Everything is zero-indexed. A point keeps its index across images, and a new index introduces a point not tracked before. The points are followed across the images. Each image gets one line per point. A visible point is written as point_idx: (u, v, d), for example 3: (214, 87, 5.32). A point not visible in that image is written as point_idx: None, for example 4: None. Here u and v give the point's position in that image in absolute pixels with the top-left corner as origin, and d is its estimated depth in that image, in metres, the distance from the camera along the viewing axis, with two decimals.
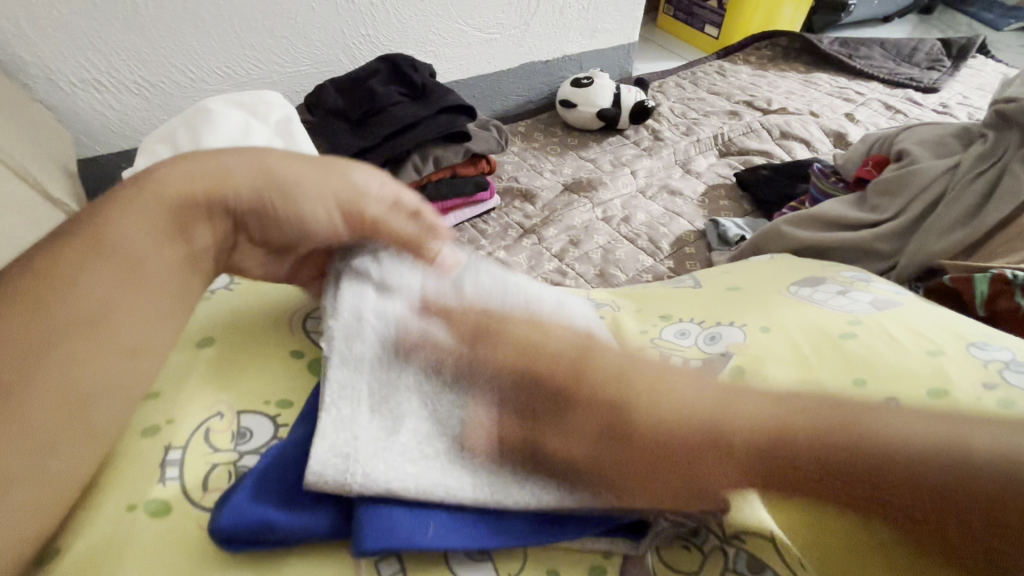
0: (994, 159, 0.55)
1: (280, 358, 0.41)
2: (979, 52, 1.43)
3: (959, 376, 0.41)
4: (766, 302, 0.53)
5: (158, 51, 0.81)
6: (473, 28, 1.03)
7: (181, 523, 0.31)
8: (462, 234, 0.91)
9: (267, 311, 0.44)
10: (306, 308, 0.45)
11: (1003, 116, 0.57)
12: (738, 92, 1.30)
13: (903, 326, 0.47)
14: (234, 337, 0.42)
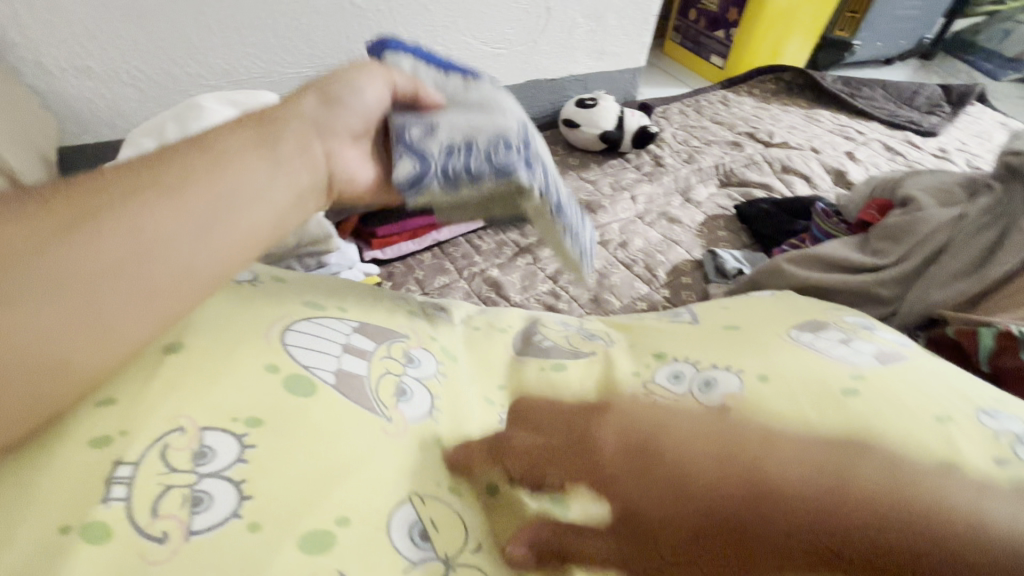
0: (1000, 213, 0.54)
1: (251, 368, 0.36)
2: (977, 100, 1.46)
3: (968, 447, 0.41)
4: (767, 346, 0.53)
5: (155, 44, 0.78)
6: (480, 41, 1.02)
7: (122, 555, 0.27)
8: (455, 248, 0.90)
9: (245, 317, 0.40)
10: (286, 321, 0.41)
11: (1012, 169, 0.56)
12: (740, 123, 1.31)
13: (908, 380, 0.47)
14: (202, 342, 0.37)
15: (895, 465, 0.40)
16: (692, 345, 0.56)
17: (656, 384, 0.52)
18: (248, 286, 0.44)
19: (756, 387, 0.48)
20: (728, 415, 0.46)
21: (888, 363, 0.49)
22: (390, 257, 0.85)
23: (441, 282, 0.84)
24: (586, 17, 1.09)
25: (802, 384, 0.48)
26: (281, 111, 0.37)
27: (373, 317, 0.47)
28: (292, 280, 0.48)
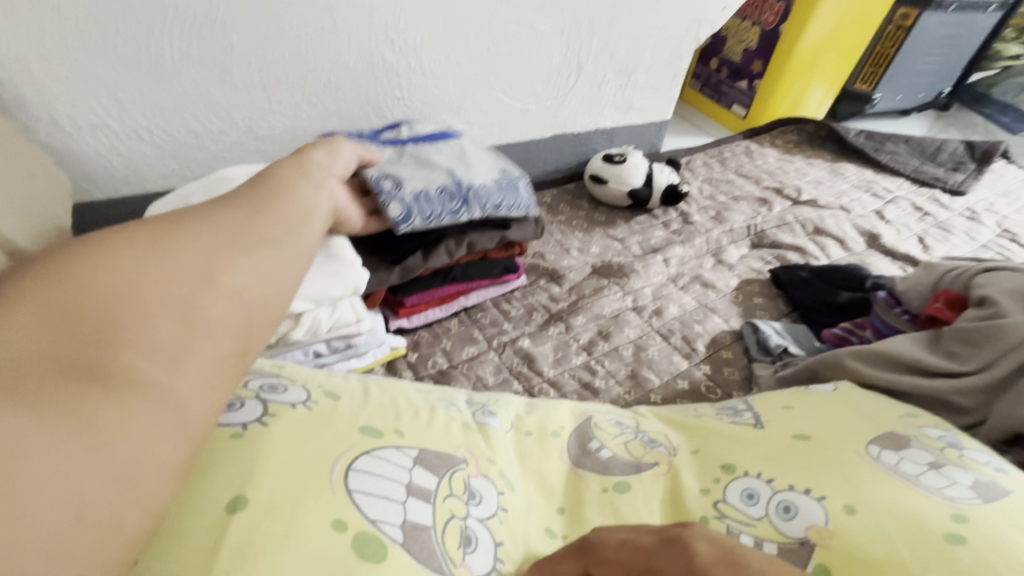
0: None
1: (317, 528, 0.33)
2: (1001, 157, 1.44)
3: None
4: (848, 469, 0.48)
5: (178, 102, 0.75)
6: (510, 97, 0.99)
7: None
8: (483, 314, 0.85)
9: (308, 456, 0.37)
10: (349, 458, 0.38)
11: None
12: (766, 177, 1.28)
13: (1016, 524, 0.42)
14: (269, 499, 0.33)
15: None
16: (768, 463, 0.50)
17: (728, 505, 0.47)
18: (307, 414, 0.40)
19: (842, 522, 0.44)
20: (814, 556, 0.42)
21: (990, 501, 0.45)
22: (416, 325, 0.79)
23: (470, 353, 0.79)
24: (617, 73, 1.07)
25: (898, 525, 0.43)
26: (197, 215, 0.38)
27: (430, 438, 0.43)
28: (346, 397, 0.44)
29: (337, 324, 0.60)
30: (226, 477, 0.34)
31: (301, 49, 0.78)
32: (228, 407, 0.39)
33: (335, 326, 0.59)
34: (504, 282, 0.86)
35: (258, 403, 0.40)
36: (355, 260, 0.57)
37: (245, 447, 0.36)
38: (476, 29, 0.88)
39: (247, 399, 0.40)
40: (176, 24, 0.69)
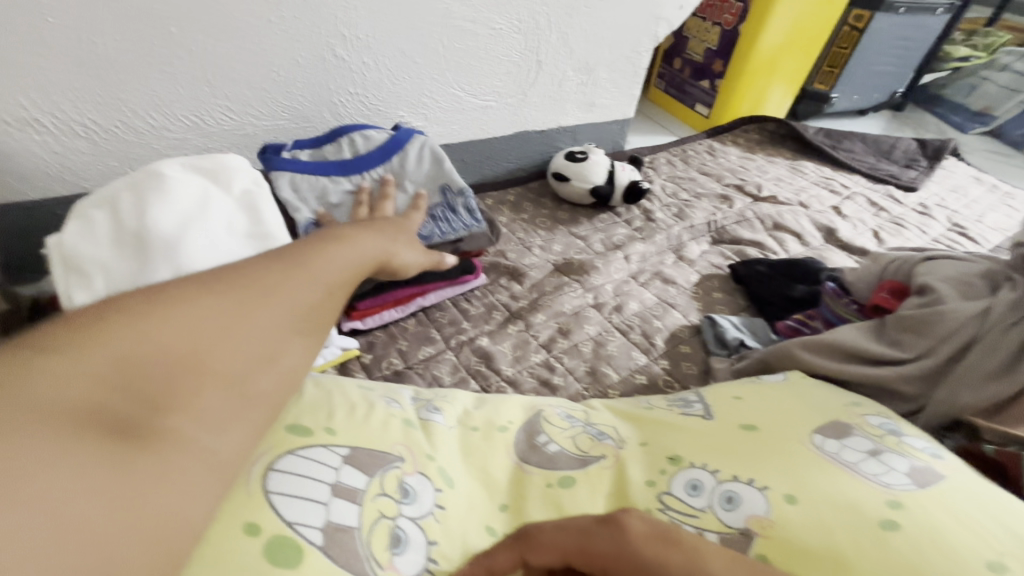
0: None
1: (230, 534, 0.33)
2: (951, 154, 1.49)
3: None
4: (793, 458, 0.48)
5: (115, 96, 0.72)
6: (469, 94, 0.98)
7: None
8: (441, 313, 0.83)
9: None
10: (269, 460, 0.37)
11: None
12: (728, 175, 1.29)
13: (948, 508, 0.43)
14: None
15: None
16: (712, 451, 0.50)
17: (672, 496, 0.47)
18: None
19: (784, 512, 0.44)
20: (756, 546, 0.43)
21: (925, 486, 0.45)
22: (371, 326, 0.77)
23: (426, 353, 0.77)
24: (576, 71, 1.07)
25: (837, 511, 0.43)
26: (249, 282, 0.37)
27: (364, 438, 0.42)
28: None
29: None
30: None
31: (245, 42, 0.76)
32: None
33: None
34: (463, 281, 0.85)
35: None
36: None
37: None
38: (430, 24, 0.86)
39: None
40: (108, 13, 0.66)
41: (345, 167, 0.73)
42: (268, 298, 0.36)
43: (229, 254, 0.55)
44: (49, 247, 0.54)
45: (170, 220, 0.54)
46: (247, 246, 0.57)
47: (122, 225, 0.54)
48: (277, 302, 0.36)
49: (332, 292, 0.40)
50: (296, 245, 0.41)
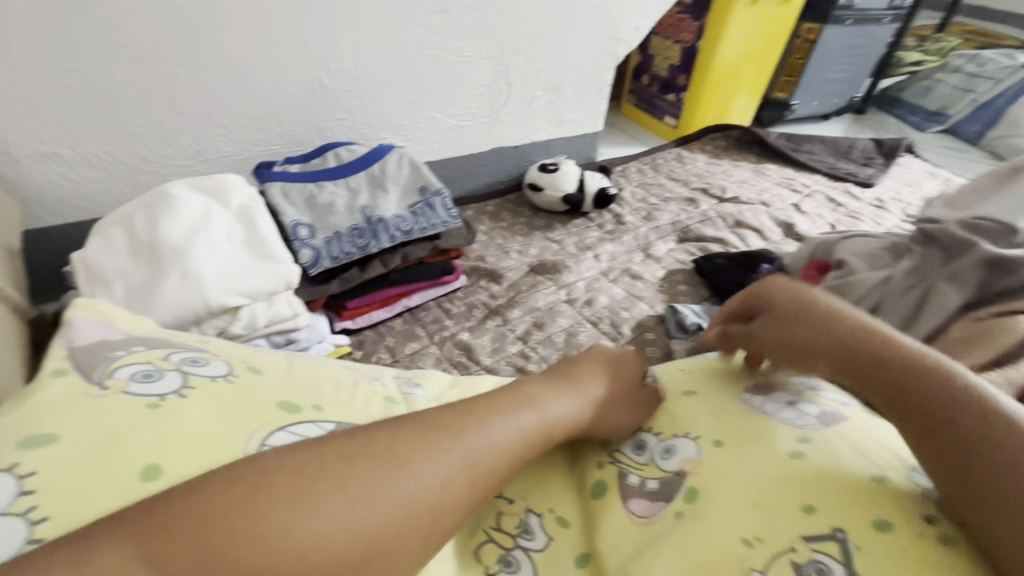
0: (922, 276, 0.61)
1: None
2: (906, 152, 1.59)
3: (906, 506, 0.40)
4: (720, 410, 0.51)
5: (127, 130, 0.81)
6: (446, 115, 1.08)
7: None
8: (426, 312, 0.90)
9: (225, 427, 0.39)
10: (264, 434, 0.41)
11: (929, 236, 0.63)
12: (694, 179, 1.38)
13: (855, 440, 0.46)
14: (185, 468, 0.36)
15: (835, 531, 0.39)
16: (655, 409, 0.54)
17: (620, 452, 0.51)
18: (223, 387, 0.43)
19: (710, 452, 0.47)
20: (686, 483, 0.45)
21: (831, 425, 0.47)
22: (361, 326, 0.85)
23: (412, 347, 0.84)
24: (545, 90, 1.17)
25: (755, 446, 0.46)
26: (451, 426, 0.38)
27: (344, 411, 0.47)
28: (265, 372, 0.48)
29: (274, 320, 0.66)
30: (141, 443, 0.36)
31: (242, 77, 0.85)
32: (148, 377, 0.41)
33: (272, 320, 0.66)
34: (444, 283, 0.93)
35: (177, 374, 0.42)
36: (288, 258, 0.67)
37: (159, 416, 0.38)
38: (406, 54, 0.96)
39: (168, 370, 0.42)
40: (120, 58, 0.76)
41: (330, 175, 0.83)
42: (415, 465, 0.35)
43: (231, 258, 0.64)
44: (75, 260, 0.63)
45: (178, 231, 0.62)
46: (246, 251, 0.65)
47: (138, 237, 0.62)
48: (429, 463, 0.35)
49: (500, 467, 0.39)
50: (478, 401, 0.42)
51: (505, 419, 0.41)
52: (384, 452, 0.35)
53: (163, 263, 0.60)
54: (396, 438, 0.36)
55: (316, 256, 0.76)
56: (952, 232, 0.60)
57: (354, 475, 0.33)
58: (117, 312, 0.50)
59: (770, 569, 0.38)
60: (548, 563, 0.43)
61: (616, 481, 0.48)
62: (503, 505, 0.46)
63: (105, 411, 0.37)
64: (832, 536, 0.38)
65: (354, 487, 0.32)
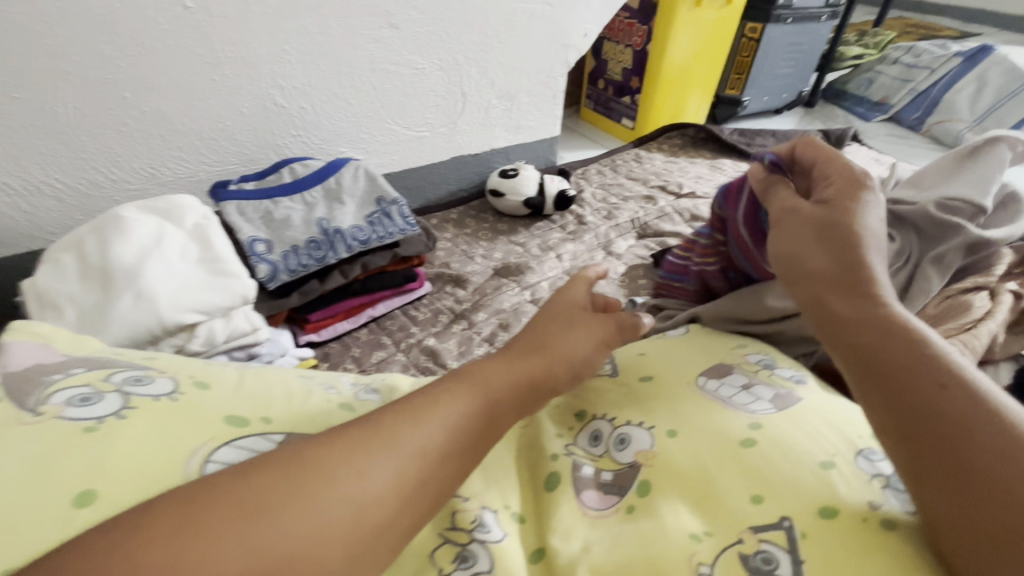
0: (906, 257, 0.64)
1: None
2: (853, 141, 1.66)
3: (844, 489, 0.42)
4: (674, 398, 0.53)
5: (77, 156, 0.81)
6: (403, 127, 1.09)
7: None
8: (392, 321, 0.91)
9: (167, 447, 0.40)
10: (209, 449, 0.42)
11: (900, 217, 0.66)
12: (653, 177, 1.42)
13: (800, 423, 0.48)
14: (122, 490, 0.37)
15: (782, 520, 0.41)
16: (609, 398, 0.56)
17: (577, 446, 0.52)
18: (169, 404, 0.44)
19: (665, 444, 0.48)
20: (640, 475, 0.47)
21: (783, 408, 0.50)
22: (326, 338, 0.85)
23: (379, 356, 0.85)
24: (500, 98, 1.20)
25: (706, 435, 0.48)
26: (377, 430, 0.37)
27: (296, 423, 0.48)
28: (215, 387, 0.48)
29: (233, 335, 0.67)
30: (78, 466, 0.37)
31: (193, 100, 0.86)
32: (86, 401, 0.42)
33: (231, 336, 0.66)
34: (408, 290, 0.94)
35: (118, 396, 0.43)
36: (244, 273, 0.68)
37: (99, 438, 0.39)
38: (359, 69, 0.98)
39: (107, 392, 0.43)
40: (67, 86, 0.76)
41: (285, 189, 0.85)
42: (336, 469, 0.34)
43: (185, 278, 0.64)
44: (25, 289, 0.62)
45: (130, 253, 0.62)
46: (199, 269, 0.66)
47: (88, 262, 0.62)
48: (357, 461, 0.35)
49: (439, 458, 0.38)
50: (416, 396, 0.41)
51: (438, 413, 0.39)
52: (303, 462, 0.34)
53: (114, 286, 0.60)
54: (317, 448, 0.36)
55: (274, 271, 0.77)
56: (929, 215, 0.63)
57: (277, 494, 0.32)
58: (57, 333, 0.50)
59: (718, 561, 0.39)
60: (506, 554, 0.43)
61: (571, 471, 0.49)
62: (460, 503, 0.45)
63: (42, 435, 0.38)
64: (780, 525, 0.40)
65: (270, 501, 0.32)
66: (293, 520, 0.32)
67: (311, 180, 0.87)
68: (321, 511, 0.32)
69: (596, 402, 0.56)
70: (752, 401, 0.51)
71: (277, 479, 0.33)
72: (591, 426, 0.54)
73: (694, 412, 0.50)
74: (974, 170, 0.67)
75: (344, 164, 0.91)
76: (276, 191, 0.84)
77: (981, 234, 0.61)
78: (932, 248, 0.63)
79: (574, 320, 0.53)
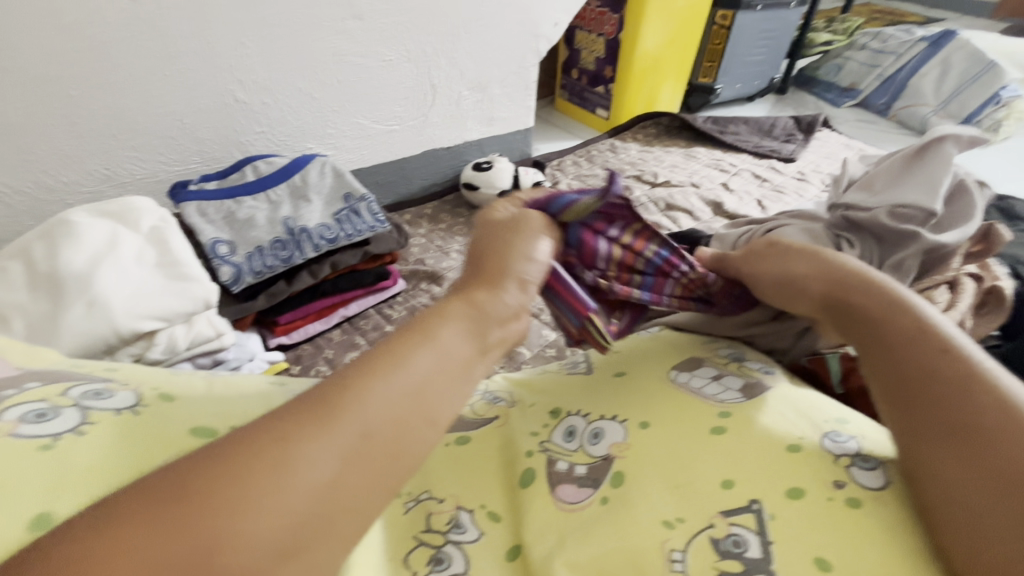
0: (869, 267, 0.64)
1: None
2: (823, 127, 1.68)
3: (812, 470, 0.42)
4: (645, 391, 0.52)
5: (23, 158, 0.76)
6: (372, 121, 1.07)
7: None
8: (366, 320, 0.89)
9: (125, 463, 0.38)
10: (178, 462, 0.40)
11: (855, 223, 0.67)
12: (628, 167, 1.41)
13: (769, 409, 0.48)
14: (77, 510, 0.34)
15: (752, 503, 0.41)
16: (582, 393, 0.55)
17: (552, 443, 0.50)
18: (127, 419, 0.41)
19: (638, 436, 0.48)
20: (613, 467, 0.47)
21: (751, 396, 0.49)
22: (297, 340, 0.83)
23: (353, 357, 0.83)
24: (471, 90, 1.18)
25: (679, 426, 0.47)
26: (341, 398, 0.32)
27: None
28: (177, 399, 0.46)
29: (196, 341, 0.64)
30: (22, 490, 0.34)
31: (146, 96, 0.82)
32: (42, 416, 0.39)
33: (194, 342, 0.64)
34: (382, 289, 0.92)
35: (75, 411, 0.40)
36: (204, 278, 0.65)
37: (52, 458, 0.36)
38: (323, 62, 0.95)
39: (64, 407, 0.40)
40: (7, 83, 0.71)
41: (249, 188, 0.82)
42: (296, 450, 0.30)
43: (145, 283, 0.61)
44: None
45: (81, 261, 0.59)
46: (159, 274, 0.63)
47: (38, 269, 0.59)
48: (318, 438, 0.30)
49: (389, 398, 0.33)
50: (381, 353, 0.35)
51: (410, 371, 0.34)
52: (254, 444, 0.29)
53: (67, 294, 0.57)
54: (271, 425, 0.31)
55: (238, 272, 0.75)
56: (882, 222, 0.64)
57: (225, 485, 0.28)
58: (10, 345, 0.48)
59: (689, 547, 0.40)
60: (480, 554, 0.43)
61: (545, 468, 0.48)
62: (434, 506, 0.45)
63: None
64: (750, 508, 0.41)
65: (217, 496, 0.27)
66: (246, 516, 0.27)
67: (275, 179, 0.84)
68: (279, 497, 0.28)
69: (571, 396, 0.55)
70: (722, 390, 0.51)
71: (226, 467, 0.28)
72: (561, 424, 0.53)
73: (667, 402, 0.50)
74: (924, 169, 0.67)
75: (310, 159, 0.88)
76: (239, 191, 0.81)
77: (940, 241, 0.61)
78: (888, 256, 0.64)
79: (509, 253, 0.45)
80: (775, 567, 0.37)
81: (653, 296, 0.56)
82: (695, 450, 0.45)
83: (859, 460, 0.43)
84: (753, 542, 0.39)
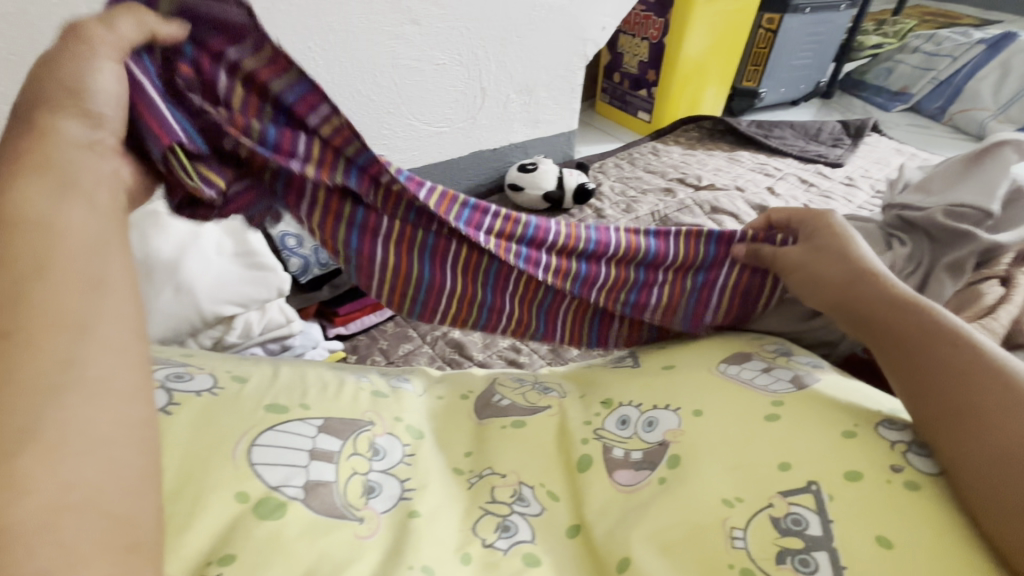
0: (917, 263, 0.63)
1: (223, 496, 0.39)
2: (872, 131, 1.64)
3: (870, 456, 0.43)
4: (700, 381, 0.53)
5: None
6: (424, 122, 1.10)
7: None
8: None
9: (213, 437, 0.42)
10: (251, 436, 0.43)
11: (909, 221, 0.66)
12: (671, 170, 1.41)
13: (824, 401, 0.48)
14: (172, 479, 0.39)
15: (811, 484, 0.42)
16: (635, 384, 0.56)
17: (606, 430, 0.51)
18: (213, 399, 0.46)
19: (692, 423, 0.49)
20: (669, 451, 0.47)
21: (803, 387, 0.50)
22: (354, 331, 0.87)
23: (405, 348, 0.86)
24: (518, 93, 1.20)
25: (735, 413, 0.48)
26: None
27: (335, 409, 0.48)
28: (254, 379, 0.50)
29: (269, 327, 0.69)
30: None
31: None
32: None
33: (266, 328, 0.68)
34: None
35: (162, 392, 0.44)
36: (278, 267, 0.69)
37: None
38: (381, 67, 0.99)
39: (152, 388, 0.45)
40: None
41: None
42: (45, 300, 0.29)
43: (222, 272, 0.66)
44: None
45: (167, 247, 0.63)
46: (234, 263, 0.67)
47: None
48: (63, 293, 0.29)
49: None
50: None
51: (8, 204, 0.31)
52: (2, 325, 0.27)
53: (153, 280, 0.62)
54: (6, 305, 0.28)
55: (307, 264, 0.82)
56: (936, 221, 0.63)
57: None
58: None
59: (750, 525, 0.41)
60: (545, 528, 0.44)
61: (601, 453, 0.49)
62: (496, 480, 0.47)
63: None
64: (808, 489, 0.41)
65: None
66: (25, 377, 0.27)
67: None
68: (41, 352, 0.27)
69: (623, 384, 0.57)
70: (774, 381, 0.51)
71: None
72: (616, 405, 0.54)
73: (723, 392, 0.51)
74: (984, 171, 0.65)
75: None
76: None
77: (997, 239, 0.60)
78: (944, 254, 0.62)
79: (62, 108, 0.35)
80: (836, 545, 0.38)
81: (363, 250, 0.55)
82: (750, 434, 0.46)
83: (915, 446, 0.44)
84: (816, 521, 0.40)
